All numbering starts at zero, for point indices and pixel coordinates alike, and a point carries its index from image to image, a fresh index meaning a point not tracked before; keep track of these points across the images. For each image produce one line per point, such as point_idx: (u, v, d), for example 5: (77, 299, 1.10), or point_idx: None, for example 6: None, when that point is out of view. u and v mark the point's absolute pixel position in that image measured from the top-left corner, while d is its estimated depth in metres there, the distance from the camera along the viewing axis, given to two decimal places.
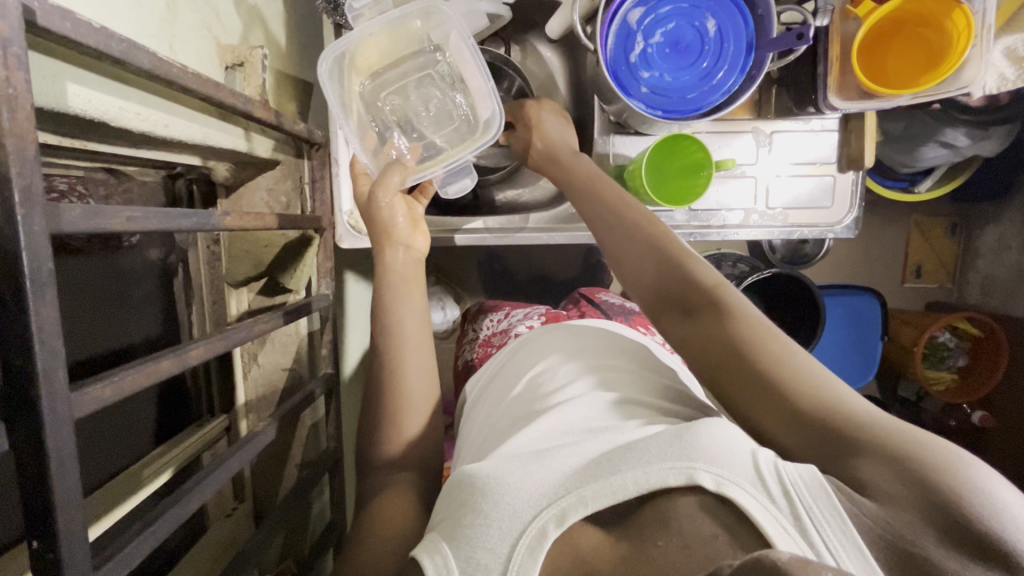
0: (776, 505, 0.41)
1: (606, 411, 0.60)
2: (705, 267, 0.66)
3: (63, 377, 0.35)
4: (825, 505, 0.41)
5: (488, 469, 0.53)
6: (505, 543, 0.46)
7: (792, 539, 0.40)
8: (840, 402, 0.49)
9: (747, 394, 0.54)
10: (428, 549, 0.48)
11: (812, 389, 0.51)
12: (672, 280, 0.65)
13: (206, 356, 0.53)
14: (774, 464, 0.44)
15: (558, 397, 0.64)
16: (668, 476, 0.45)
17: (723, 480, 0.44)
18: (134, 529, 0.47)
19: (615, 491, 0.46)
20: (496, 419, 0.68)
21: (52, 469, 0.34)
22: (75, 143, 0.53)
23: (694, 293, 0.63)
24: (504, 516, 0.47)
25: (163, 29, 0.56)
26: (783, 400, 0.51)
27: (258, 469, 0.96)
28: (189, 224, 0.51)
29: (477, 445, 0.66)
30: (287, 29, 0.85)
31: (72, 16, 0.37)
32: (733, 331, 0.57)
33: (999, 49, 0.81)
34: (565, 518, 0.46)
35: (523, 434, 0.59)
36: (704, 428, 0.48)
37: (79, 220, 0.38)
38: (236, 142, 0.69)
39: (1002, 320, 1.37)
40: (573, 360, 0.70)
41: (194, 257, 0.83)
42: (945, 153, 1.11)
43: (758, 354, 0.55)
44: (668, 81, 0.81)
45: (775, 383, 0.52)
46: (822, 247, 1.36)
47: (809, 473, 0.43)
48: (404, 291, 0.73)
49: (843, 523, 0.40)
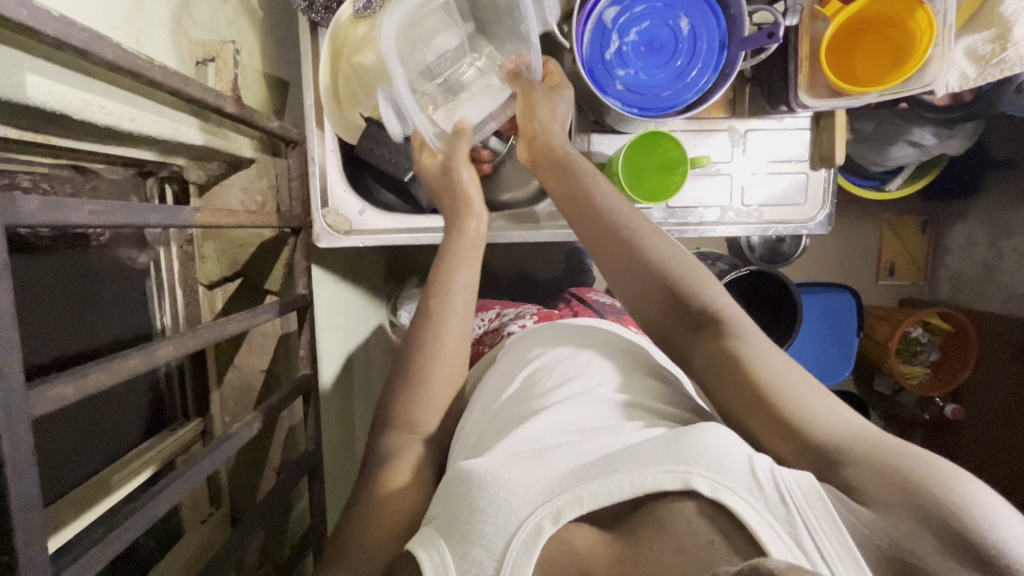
0: (774, 514, 0.43)
1: (605, 411, 0.59)
2: (704, 282, 0.66)
3: (17, 374, 0.34)
4: (822, 514, 0.42)
5: (484, 463, 0.53)
6: (501, 539, 0.46)
7: (785, 545, 0.42)
8: (838, 417, 0.51)
9: (748, 408, 0.55)
10: (425, 545, 0.48)
11: (807, 407, 0.52)
12: (673, 294, 0.66)
13: (176, 353, 0.52)
14: (771, 470, 0.45)
15: (554, 395, 0.62)
16: (665, 480, 0.46)
17: (720, 486, 0.44)
18: (101, 532, 0.46)
19: (611, 491, 0.47)
20: (490, 417, 0.65)
21: (7, 467, 0.33)
22: (37, 138, 0.52)
23: (693, 317, 0.64)
24: (500, 511, 0.48)
25: (129, 22, 0.56)
26: (784, 420, 0.52)
27: (237, 470, 0.95)
28: (157, 219, 0.50)
29: (472, 438, 0.64)
30: (263, 27, 0.84)
31: (28, 3, 0.36)
32: (735, 352, 0.58)
33: (962, 48, 0.84)
34: (561, 516, 0.47)
35: (520, 433, 0.57)
36: (699, 432, 0.49)
37: (37, 211, 0.37)
38: (208, 140, 0.68)
39: (971, 316, 1.41)
40: (569, 357, 0.69)
41: (167, 257, 0.81)
42: (912, 151, 1.14)
43: (754, 373, 0.55)
44: (643, 79, 0.82)
45: (775, 410, 0.52)
46: (798, 245, 1.38)
47: (806, 480, 0.44)
48: (463, 255, 0.76)
49: (840, 531, 0.41)
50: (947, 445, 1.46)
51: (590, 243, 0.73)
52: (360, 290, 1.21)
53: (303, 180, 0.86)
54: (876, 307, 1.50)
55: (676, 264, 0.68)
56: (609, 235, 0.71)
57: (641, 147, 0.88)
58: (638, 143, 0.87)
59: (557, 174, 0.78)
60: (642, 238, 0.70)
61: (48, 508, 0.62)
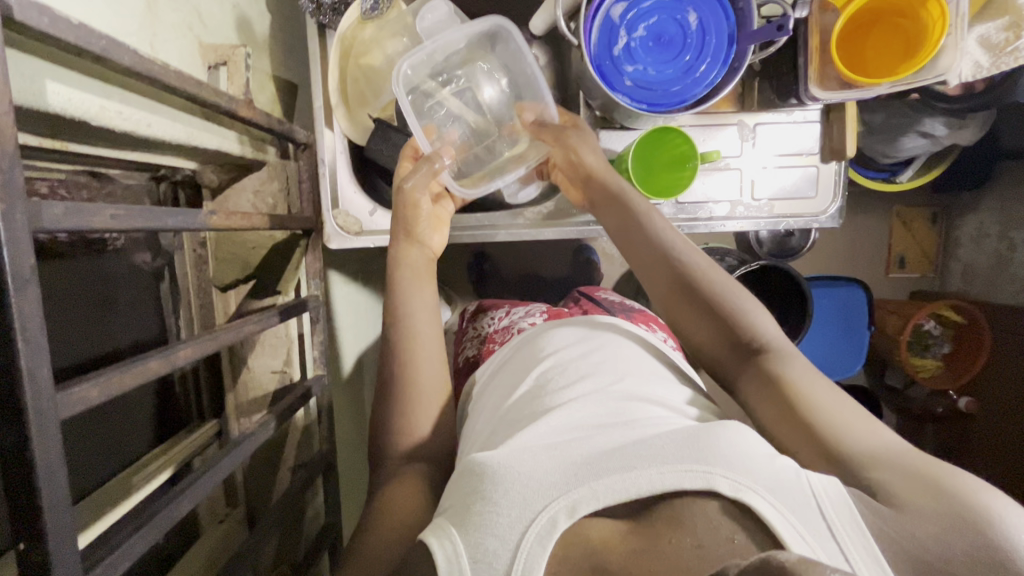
0: (796, 515, 0.43)
1: (622, 408, 0.58)
2: (753, 314, 0.66)
3: (47, 376, 0.34)
4: (848, 521, 0.43)
5: (498, 457, 0.52)
6: (515, 531, 0.46)
7: (805, 542, 0.42)
8: (874, 430, 0.52)
9: (782, 422, 0.56)
10: (436, 532, 0.48)
11: (849, 422, 0.53)
12: (721, 323, 0.66)
13: (194, 356, 0.52)
14: (798, 472, 0.46)
15: (567, 392, 0.62)
16: (684, 479, 0.45)
17: (741, 487, 0.44)
18: (125, 533, 0.46)
19: (628, 488, 0.46)
20: (502, 415, 0.65)
21: (38, 471, 0.34)
22: (56, 145, 0.53)
23: (740, 345, 0.64)
24: (514, 504, 0.47)
25: (143, 27, 0.56)
26: (818, 433, 0.53)
27: (251, 470, 0.96)
28: (174, 223, 0.50)
29: (484, 436, 0.64)
30: (271, 29, 0.84)
31: (49, 11, 0.36)
32: (783, 378, 0.58)
33: (974, 37, 0.83)
34: (576, 510, 0.46)
35: (536, 428, 0.56)
36: (721, 432, 0.49)
37: (60, 216, 0.38)
38: (221, 142, 0.68)
39: (984, 307, 1.40)
40: (582, 355, 0.68)
41: (180, 260, 0.82)
42: (923, 142, 1.13)
43: (795, 393, 0.56)
44: (652, 75, 0.81)
45: (812, 427, 0.54)
46: (807, 239, 1.37)
47: (834, 490, 0.45)
48: (412, 283, 0.75)
49: (865, 538, 0.42)
50: (962, 439, 1.45)
51: (639, 270, 0.74)
52: (369, 291, 1.22)
53: (313, 181, 0.87)
54: (887, 301, 1.49)
55: (726, 291, 0.68)
56: (655, 269, 0.71)
57: (650, 144, 0.88)
58: (648, 138, 0.87)
59: (614, 211, 0.77)
60: (693, 266, 0.70)
61: (76, 505, 0.63)
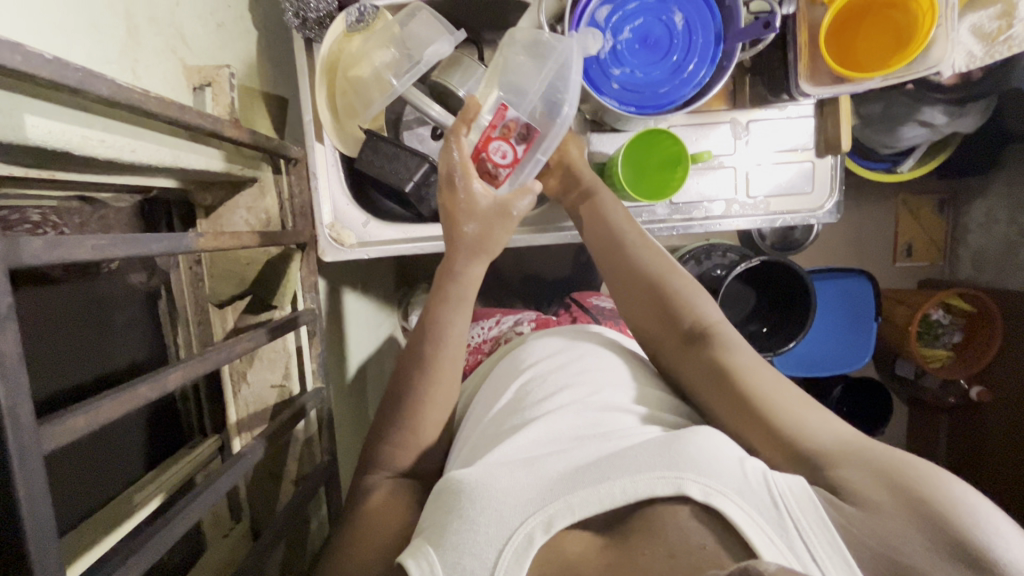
0: (764, 518, 0.44)
1: (598, 419, 0.58)
2: (700, 301, 0.67)
3: (28, 412, 0.35)
4: (813, 517, 0.43)
5: (476, 473, 0.52)
6: (492, 549, 0.46)
7: (776, 547, 0.43)
8: (833, 426, 0.52)
9: (738, 415, 0.56)
10: (413, 554, 0.47)
11: (813, 421, 0.52)
12: (671, 314, 0.67)
13: (185, 378, 0.52)
14: (764, 475, 0.46)
15: (546, 403, 0.62)
16: (656, 485, 0.46)
17: (711, 491, 0.45)
18: (119, 557, 0.47)
19: (602, 499, 0.47)
20: (483, 429, 0.65)
21: (22, 505, 0.34)
22: (43, 174, 0.54)
23: (689, 332, 0.65)
24: (492, 521, 0.47)
25: (124, 54, 0.57)
26: (774, 426, 0.53)
27: (255, 482, 0.96)
28: (160, 248, 0.51)
29: (466, 450, 0.63)
30: (258, 45, 0.85)
31: (22, 49, 0.36)
32: (728, 365, 0.59)
33: (966, 27, 0.82)
34: (552, 524, 0.47)
35: (513, 441, 0.56)
36: (689, 437, 0.50)
37: (40, 250, 0.38)
38: (207, 162, 0.69)
39: (994, 295, 1.37)
40: (562, 367, 0.67)
41: (176, 278, 0.83)
42: (923, 132, 1.11)
43: (746, 386, 0.56)
44: (639, 77, 0.80)
45: (775, 426, 0.53)
46: (810, 232, 1.35)
47: (798, 486, 0.45)
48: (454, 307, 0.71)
49: (829, 533, 0.43)
50: (975, 430, 1.42)
51: (612, 276, 0.73)
52: (370, 299, 1.22)
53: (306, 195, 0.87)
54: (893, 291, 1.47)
55: (678, 282, 0.69)
56: (625, 272, 0.72)
57: (642, 146, 0.87)
58: (638, 140, 0.86)
59: (596, 220, 0.77)
60: (657, 267, 0.71)
61: (65, 536, 0.63)
